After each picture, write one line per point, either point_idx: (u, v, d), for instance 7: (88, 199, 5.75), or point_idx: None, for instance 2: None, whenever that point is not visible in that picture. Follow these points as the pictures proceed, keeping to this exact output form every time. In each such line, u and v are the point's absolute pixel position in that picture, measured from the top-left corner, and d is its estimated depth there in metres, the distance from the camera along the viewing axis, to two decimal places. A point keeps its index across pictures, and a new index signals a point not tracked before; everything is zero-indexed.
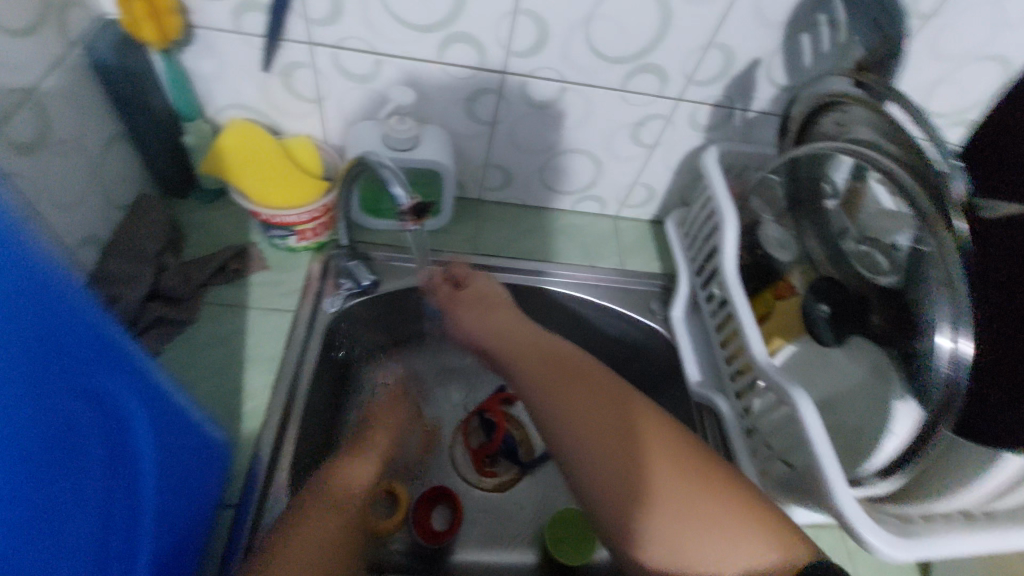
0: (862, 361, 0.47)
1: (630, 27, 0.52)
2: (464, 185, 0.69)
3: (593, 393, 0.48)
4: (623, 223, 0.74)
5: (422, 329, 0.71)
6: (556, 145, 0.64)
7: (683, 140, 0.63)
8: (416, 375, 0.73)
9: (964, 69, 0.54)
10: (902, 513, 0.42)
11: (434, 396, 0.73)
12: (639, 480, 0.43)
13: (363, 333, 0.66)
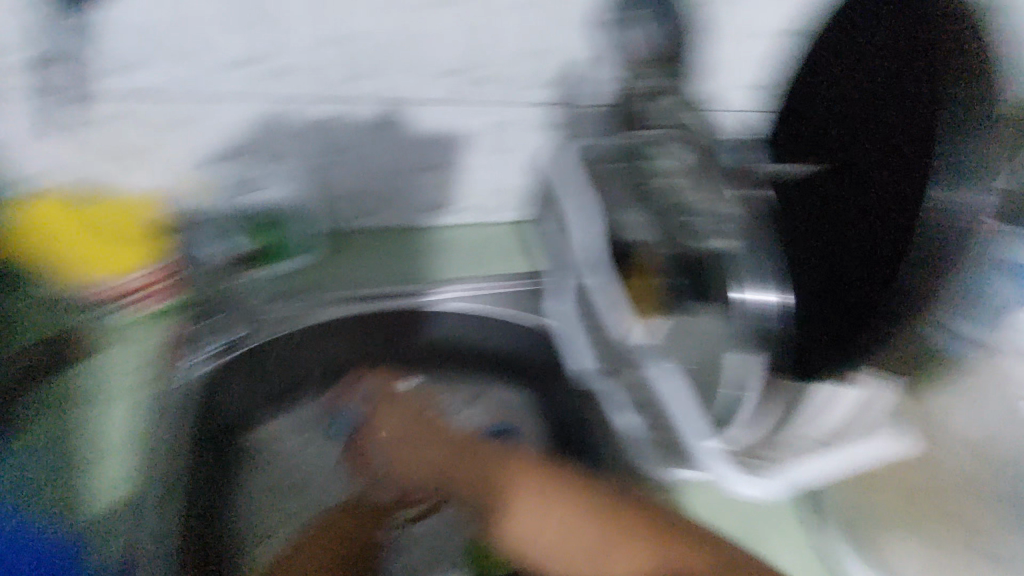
0: (710, 321, 0.47)
1: (433, 44, 0.61)
2: (337, 220, 0.78)
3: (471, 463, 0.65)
4: (497, 230, 0.84)
5: (304, 370, 0.71)
6: (406, 167, 0.73)
7: (524, 136, 0.73)
8: (309, 419, 0.71)
9: (755, 44, 0.62)
10: (770, 460, 0.48)
11: (335, 433, 0.72)
12: (522, 514, 0.59)
13: (242, 384, 0.66)
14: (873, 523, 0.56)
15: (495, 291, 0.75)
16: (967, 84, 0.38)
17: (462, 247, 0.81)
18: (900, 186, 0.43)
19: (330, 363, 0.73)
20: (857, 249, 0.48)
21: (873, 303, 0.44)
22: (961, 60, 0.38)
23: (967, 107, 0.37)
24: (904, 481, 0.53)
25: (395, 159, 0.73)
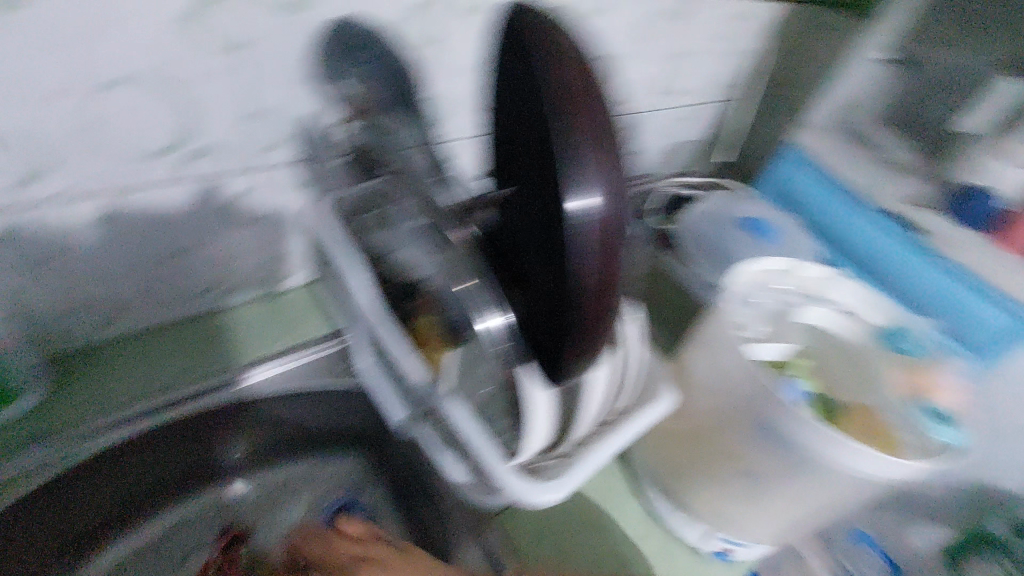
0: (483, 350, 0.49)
1: (139, 121, 0.52)
2: (68, 339, 0.64)
3: None
4: (283, 298, 0.78)
5: (127, 492, 0.65)
6: (149, 258, 0.63)
7: (281, 203, 0.67)
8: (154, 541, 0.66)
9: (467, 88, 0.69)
10: (557, 455, 0.52)
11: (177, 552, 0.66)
12: None
13: (44, 530, 0.60)
14: (672, 474, 0.64)
15: (295, 367, 0.70)
16: (562, 80, 0.34)
17: (244, 328, 0.73)
18: (533, 198, 0.38)
19: (156, 476, 0.67)
20: (521, 269, 0.43)
21: (550, 324, 0.40)
22: (552, 59, 0.35)
23: (571, 103, 0.33)
24: (685, 429, 0.62)
25: (127, 252, 0.60)
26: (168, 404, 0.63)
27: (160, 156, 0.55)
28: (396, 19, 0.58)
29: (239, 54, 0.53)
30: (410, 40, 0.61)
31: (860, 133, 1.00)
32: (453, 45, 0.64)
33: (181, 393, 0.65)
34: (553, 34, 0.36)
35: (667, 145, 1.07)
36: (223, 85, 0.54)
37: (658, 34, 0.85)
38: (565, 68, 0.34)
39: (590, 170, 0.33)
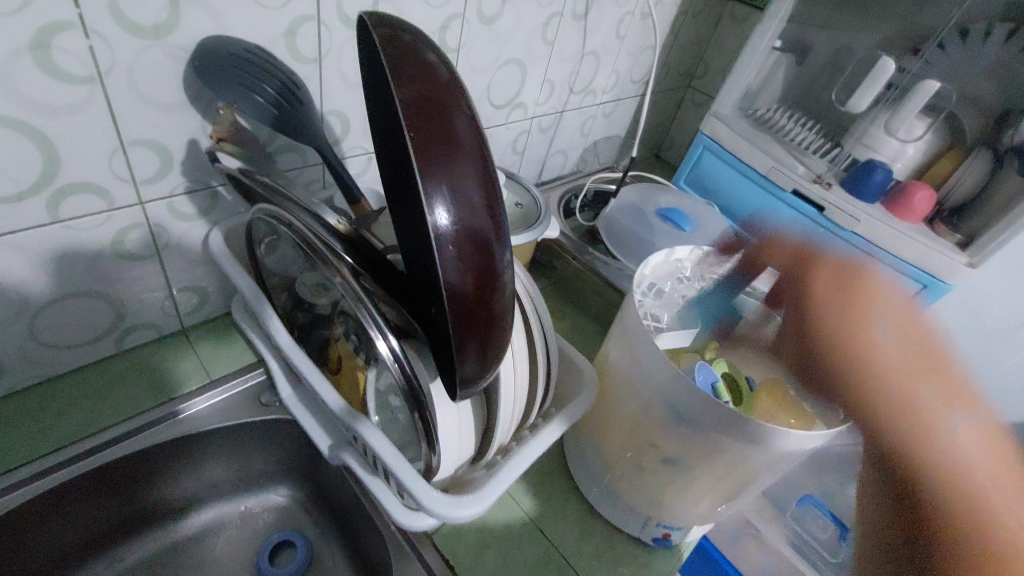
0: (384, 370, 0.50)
1: (3, 162, 0.46)
2: None
3: None
4: (196, 332, 0.72)
5: (34, 559, 0.58)
6: (40, 307, 0.55)
7: (183, 232, 0.62)
8: None
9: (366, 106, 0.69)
10: (477, 475, 0.52)
11: None
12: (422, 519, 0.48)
13: None
14: (601, 464, 0.65)
15: (216, 405, 0.67)
16: (401, 96, 0.34)
17: (149, 371, 0.67)
18: (406, 215, 0.38)
19: (65, 539, 0.60)
20: (411, 285, 0.43)
21: (438, 336, 0.40)
22: (393, 74, 0.35)
23: (424, 116, 0.34)
24: (608, 422, 0.64)
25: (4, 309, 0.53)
26: (86, 454, 0.59)
27: (28, 195, 0.48)
28: (279, 35, 0.56)
29: (111, 80, 0.48)
30: (304, 58, 0.59)
31: (756, 118, 1.07)
32: (348, 62, 0.63)
33: (99, 443, 0.60)
34: (396, 49, 0.36)
35: (579, 147, 1.11)
36: (100, 112, 0.49)
37: (568, 33, 0.85)
38: (410, 83, 0.35)
39: (440, 183, 0.33)
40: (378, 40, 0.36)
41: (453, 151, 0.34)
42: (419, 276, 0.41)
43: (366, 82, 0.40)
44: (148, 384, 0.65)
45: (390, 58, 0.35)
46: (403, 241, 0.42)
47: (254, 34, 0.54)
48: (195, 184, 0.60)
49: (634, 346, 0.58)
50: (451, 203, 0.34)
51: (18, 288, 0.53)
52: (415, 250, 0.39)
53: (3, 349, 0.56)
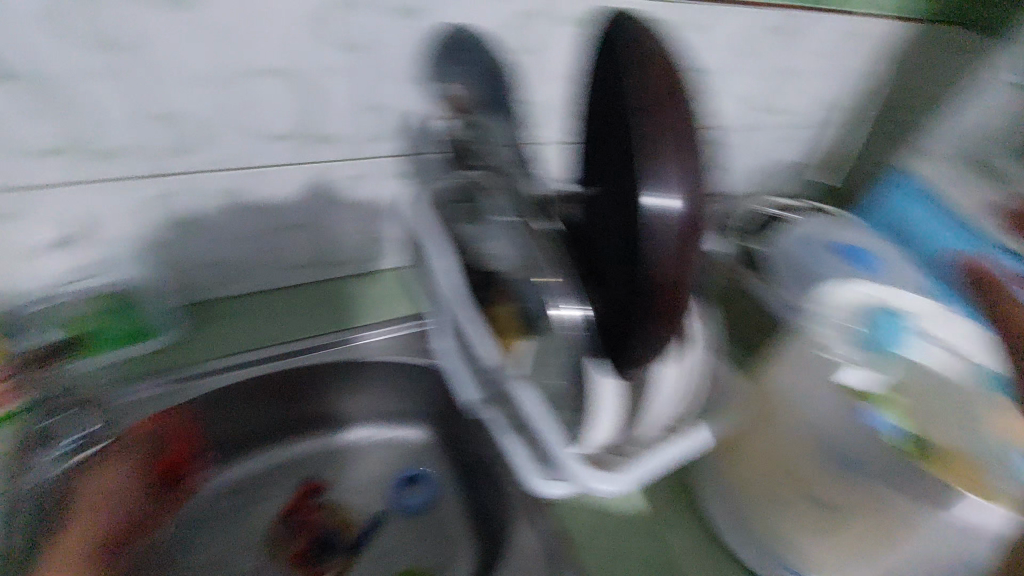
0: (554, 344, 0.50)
1: (282, 109, 0.56)
2: (195, 291, 0.67)
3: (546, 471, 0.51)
4: (376, 276, 0.78)
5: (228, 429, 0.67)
6: (275, 228, 0.65)
7: (392, 191, 0.69)
8: (244, 481, 0.67)
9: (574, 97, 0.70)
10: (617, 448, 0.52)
11: (259, 498, 0.66)
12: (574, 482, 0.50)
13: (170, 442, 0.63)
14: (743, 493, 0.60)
15: (384, 341, 0.72)
16: (635, 85, 0.37)
17: (334, 300, 0.74)
18: (617, 191, 0.40)
19: (250, 420, 0.68)
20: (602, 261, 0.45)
21: (624, 311, 0.41)
22: (635, 60, 0.37)
23: (658, 104, 0.36)
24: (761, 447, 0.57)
25: (252, 224, 0.63)
26: (276, 355, 0.66)
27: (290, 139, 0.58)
28: (509, 22, 0.60)
29: (365, 53, 0.56)
30: (521, 48, 0.63)
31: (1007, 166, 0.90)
32: (565, 53, 0.65)
33: (288, 347, 0.67)
34: (641, 36, 0.38)
35: (776, 172, 1.02)
36: (356, 74, 0.57)
37: (772, 50, 0.82)
38: (650, 66, 0.37)
39: (666, 160, 0.35)
40: (622, 29, 0.39)
41: (684, 131, 0.35)
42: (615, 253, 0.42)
43: (593, 67, 0.44)
44: (334, 311, 0.73)
45: (633, 45, 0.38)
46: (605, 218, 0.43)
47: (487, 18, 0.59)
48: (413, 149, 0.65)
49: (803, 374, 0.54)
50: (673, 180, 0.35)
51: (266, 211, 0.63)
52: (616, 226, 0.41)
53: (243, 257, 0.67)
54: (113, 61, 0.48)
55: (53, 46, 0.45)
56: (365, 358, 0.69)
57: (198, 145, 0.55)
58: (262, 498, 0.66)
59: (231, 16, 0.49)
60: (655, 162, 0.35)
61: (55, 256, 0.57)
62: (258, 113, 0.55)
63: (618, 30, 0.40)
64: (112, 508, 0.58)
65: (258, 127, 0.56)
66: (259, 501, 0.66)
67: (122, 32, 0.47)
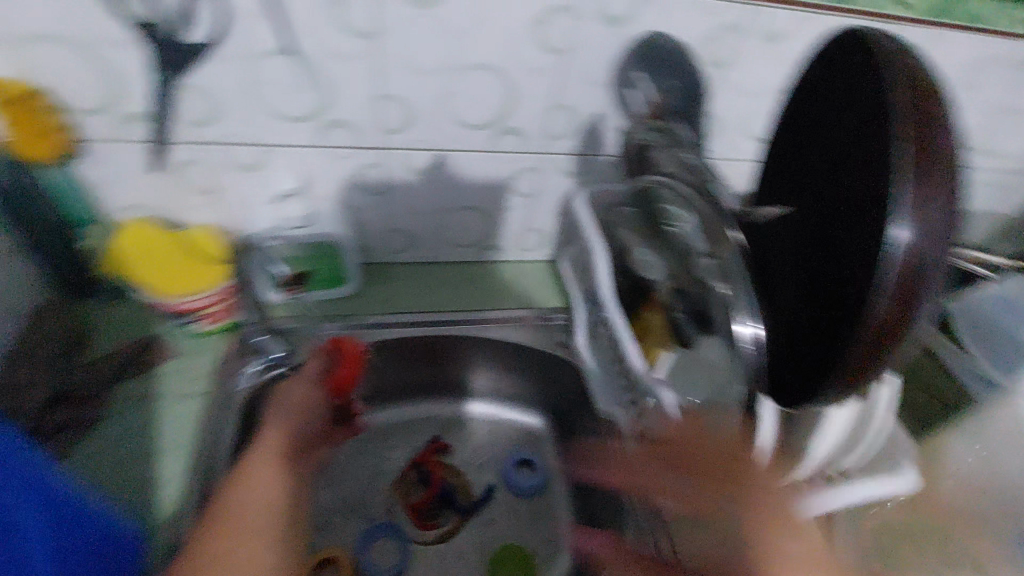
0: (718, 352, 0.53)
1: (483, 100, 0.60)
2: (371, 251, 0.75)
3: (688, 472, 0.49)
4: (525, 266, 0.81)
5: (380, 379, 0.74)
6: (449, 205, 0.71)
7: (557, 186, 0.71)
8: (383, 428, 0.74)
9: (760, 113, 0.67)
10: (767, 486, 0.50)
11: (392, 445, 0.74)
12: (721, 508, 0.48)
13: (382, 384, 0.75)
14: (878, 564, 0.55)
15: (523, 325, 0.73)
16: (900, 106, 0.34)
17: (485, 283, 0.77)
18: (847, 220, 0.38)
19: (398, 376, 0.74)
20: (804, 290, 0.42)
21: (829, 347, 0.39)
22: (890, 85, 0.35)
23: (924, 129, 0.33)
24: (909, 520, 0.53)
25: (431, 202, 0.69)
26: (431, 322, 0.71)
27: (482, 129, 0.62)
28: (714, 32, 0.58)
29: (568, 56, 0.57)
30: (712, 59, 0.60)
31: None
32: (763, 68, 0.62)
33: (443, 317, 0.72)
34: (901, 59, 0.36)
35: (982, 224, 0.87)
36: (555, 73, 0.59)
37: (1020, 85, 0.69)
38: (909, 89, 0.34)
39: (920, 190, 0.32)
40: (875, 52, 0.37)
41: (947, 162, 0.32)
42: (826, 284, 0.40)
43: (838, 83, 0.41)
44: (485, 291, 0.76)
45: (891, 67, 0.36)
46: (823, 245, 0.41)
47: (694, 27, 0.57)
48: (585, 149, 0.67)
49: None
50: (918, 214, 0.32)
51: (447, 192, 0.69)
52: (838, 257, 0.39)
53: (418, 227, 0.73)
54: (360, 49, 0.54)
55: (318, 33, 0.52)
56: (508, 341, 0.72)
57: (404, 126, 0.61)
58: (395, 443, 0.74)
59: (460, 16, 0.53)
60: (899, 194, 0.33)
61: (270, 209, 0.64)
62: (462, 104, 0.60)
63: (870, 53, 0.37)
64: (303, 421, 0.58)
65: (458, 116, 0.61)
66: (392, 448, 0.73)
67: (368, 23, 0.52)
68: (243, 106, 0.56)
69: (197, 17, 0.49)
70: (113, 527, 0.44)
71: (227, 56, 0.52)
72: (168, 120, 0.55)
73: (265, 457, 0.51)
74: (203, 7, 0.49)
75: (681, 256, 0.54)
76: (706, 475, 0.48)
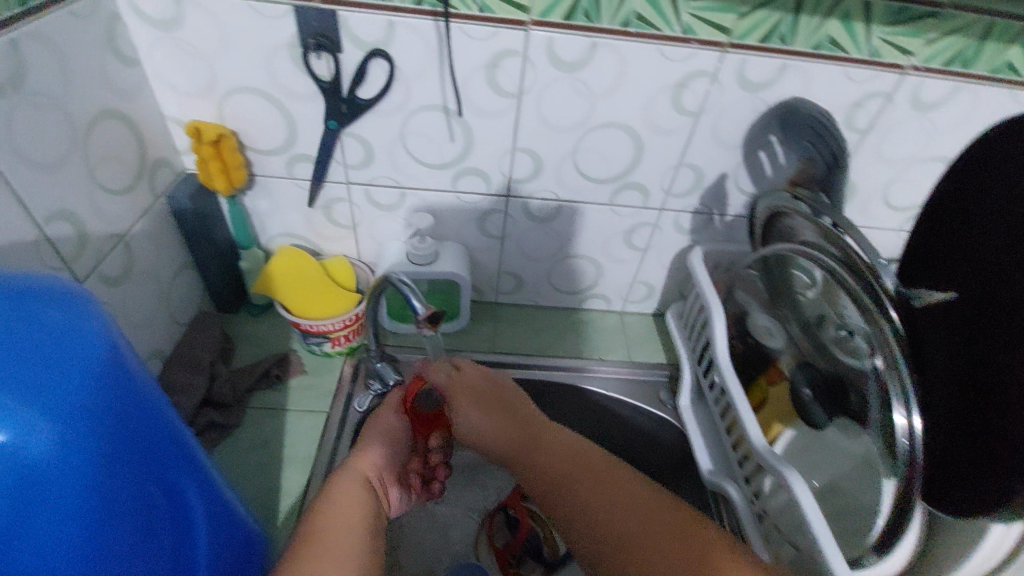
0: (855, 438, 0.48)
1: (609, 155, 0.62)
2: (481, 290, 0.78)
3: (631, 500, 0.49)
4: (628, 318, 0.81)
5: None
6: (561, 253, 0.72)
7: (671, 242, 0.71)
8: (476, 465, 0.75)
9: (902, 180, 0.63)
10: None
11: (484, 483, 0.74)
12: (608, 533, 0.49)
13: None
14: None
15: (624, 378, 0.72)
16: None
17: (590, 331, 0.77)
18: None
19: None
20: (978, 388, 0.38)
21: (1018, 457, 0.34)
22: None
23: None
24: None
25: (545, 248, 0.72)
26: (533, 364, 0.72)
27: (604, 183, 0.64)
28: (857, 99, 0.56)
29: (699, 117, 0.58)
30: (853, 126, 0.59)
31: None
32: (911, 135, 0.59)
33: (544, 361, 0.72)
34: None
35: None
36: (685, 132, 0.60)
37: None
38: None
39: None
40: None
41: None
42: (1004, 384, 0.36)
43: None
44: (588, 340, 0.76)
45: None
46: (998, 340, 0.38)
47: (837, 93, 0.56)
48: (704, 208, 0.67)
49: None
50: None
51: (562, 241, 0.71)
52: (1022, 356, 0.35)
53: (529, 271, 0.75)
54: (503, 107, 0.58)
55: (467, 92, 0.57)
56: (608, 393, 0.71)
57: (530, 176, 0.64)
58: (484, 482, 0.75)
59: (600, 80, 0.56)
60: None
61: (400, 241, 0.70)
62: (590, 159, 0.62)
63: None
64: (391, 451, 0.58)
65: (584, 171, 0.64)
66: (483, 485, 0.74)
67: (514, 84, 0.56)
68: (390, 152, 0.62)
69: (367, 77, 0.56)
70: (248, 531, 0.44)
71: (385, 110, 0.58)
72: (327, 162, 0.62)
73: (352, 477, 0.51)
74: (373, 67, 0.55)
75: (814, 328, 0.52)
76: (652, 519, 0.47)
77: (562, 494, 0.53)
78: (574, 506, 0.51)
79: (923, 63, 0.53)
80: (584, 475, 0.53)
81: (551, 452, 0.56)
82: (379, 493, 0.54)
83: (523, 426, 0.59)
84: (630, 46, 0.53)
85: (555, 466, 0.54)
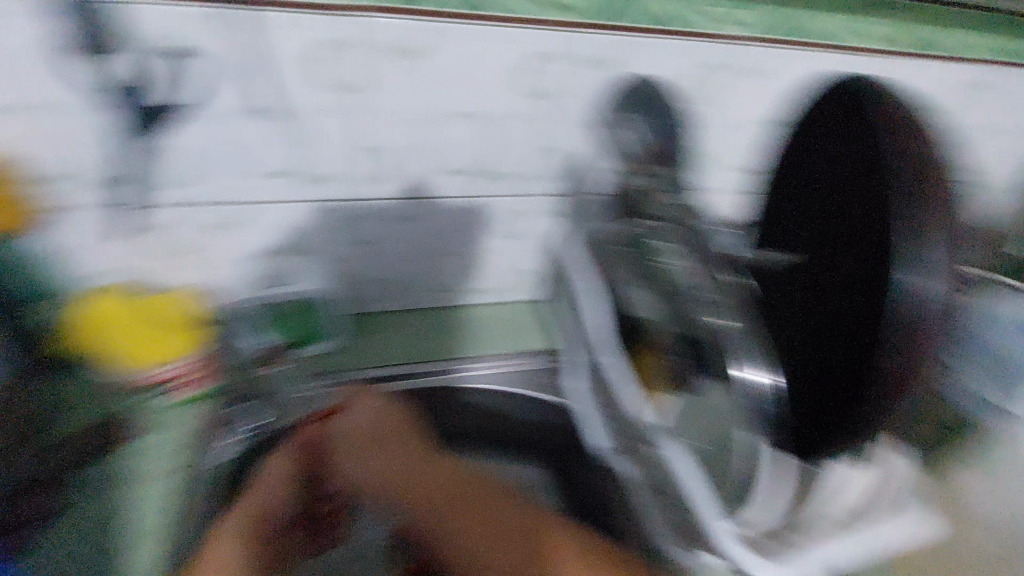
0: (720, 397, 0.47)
1: (462, 143, 0.60)
2: (355, 301, 0.71)
3: (502, 534, 0.51)
4: (517, 308, 0.78)
5: None
6: (430, 250, 0.69)
7: (539, 227, 0.69)
8: None
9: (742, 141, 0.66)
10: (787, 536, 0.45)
11: None
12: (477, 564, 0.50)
13: None
14: None
15: (515, 373, 0.68)
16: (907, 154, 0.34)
17: (478, 329, 0.73)
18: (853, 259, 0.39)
19: None
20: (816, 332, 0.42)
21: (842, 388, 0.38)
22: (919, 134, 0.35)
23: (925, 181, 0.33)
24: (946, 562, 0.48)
25: (413, 248, 0.68)
26: (410, 373, 0.66)
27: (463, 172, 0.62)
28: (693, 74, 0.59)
29: (540, 100, 0.59)
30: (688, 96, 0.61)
31: None
32: (740, 99, 0.62)
33: (424, 367, 0.67)
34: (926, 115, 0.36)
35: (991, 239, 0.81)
36: (533, 113, 0.59)
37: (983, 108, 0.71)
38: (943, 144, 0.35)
39: (936, 245, 0.32)
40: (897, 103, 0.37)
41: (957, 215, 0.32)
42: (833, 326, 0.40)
43: (841, 123, 0.42)
44: (474, 338, 0.72)
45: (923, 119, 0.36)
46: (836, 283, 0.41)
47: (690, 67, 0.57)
48: (563, 190, 0.66)
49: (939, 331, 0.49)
50: (942, 268, 0.32)
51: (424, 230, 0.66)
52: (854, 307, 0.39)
53: (401, 273, 0.70)
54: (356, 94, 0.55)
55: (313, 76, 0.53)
56: (497, 391, 0.66)
57: (385, 176, 0.61)
58: None
59: (440, 66, 0.55)
60: (932, 246, 0.32)
61: (248, 262, 0.64)
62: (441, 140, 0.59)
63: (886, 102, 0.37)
64: (277, 497, 0.53)
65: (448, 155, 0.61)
66: None
67: (348, 78, 0.54)
68: (220, 162, 0.56)
69: (178, 79, 0.50)
70: None
71: (211, 117, 0.53)
72: (145, 183, 0.55)
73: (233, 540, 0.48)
74: (186, 70, 0.50)
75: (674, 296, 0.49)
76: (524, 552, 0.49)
77: (440, 531, 0.53)
78: (449, 540, 0.52)
79: (751, 33, 0.57)
80: (462, 510, 0.53)
81: (433, 484, 0.55)
82: (271, 542, 0.51)
83: (403, 454, 0.57)
84: (465, 29, 0.53)
85: (436, 499, 0.54)
